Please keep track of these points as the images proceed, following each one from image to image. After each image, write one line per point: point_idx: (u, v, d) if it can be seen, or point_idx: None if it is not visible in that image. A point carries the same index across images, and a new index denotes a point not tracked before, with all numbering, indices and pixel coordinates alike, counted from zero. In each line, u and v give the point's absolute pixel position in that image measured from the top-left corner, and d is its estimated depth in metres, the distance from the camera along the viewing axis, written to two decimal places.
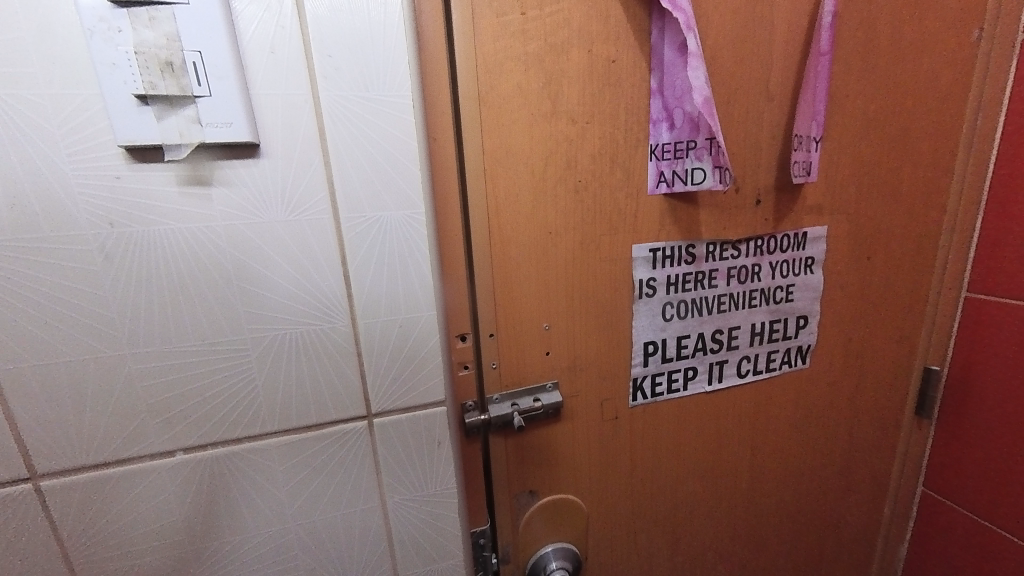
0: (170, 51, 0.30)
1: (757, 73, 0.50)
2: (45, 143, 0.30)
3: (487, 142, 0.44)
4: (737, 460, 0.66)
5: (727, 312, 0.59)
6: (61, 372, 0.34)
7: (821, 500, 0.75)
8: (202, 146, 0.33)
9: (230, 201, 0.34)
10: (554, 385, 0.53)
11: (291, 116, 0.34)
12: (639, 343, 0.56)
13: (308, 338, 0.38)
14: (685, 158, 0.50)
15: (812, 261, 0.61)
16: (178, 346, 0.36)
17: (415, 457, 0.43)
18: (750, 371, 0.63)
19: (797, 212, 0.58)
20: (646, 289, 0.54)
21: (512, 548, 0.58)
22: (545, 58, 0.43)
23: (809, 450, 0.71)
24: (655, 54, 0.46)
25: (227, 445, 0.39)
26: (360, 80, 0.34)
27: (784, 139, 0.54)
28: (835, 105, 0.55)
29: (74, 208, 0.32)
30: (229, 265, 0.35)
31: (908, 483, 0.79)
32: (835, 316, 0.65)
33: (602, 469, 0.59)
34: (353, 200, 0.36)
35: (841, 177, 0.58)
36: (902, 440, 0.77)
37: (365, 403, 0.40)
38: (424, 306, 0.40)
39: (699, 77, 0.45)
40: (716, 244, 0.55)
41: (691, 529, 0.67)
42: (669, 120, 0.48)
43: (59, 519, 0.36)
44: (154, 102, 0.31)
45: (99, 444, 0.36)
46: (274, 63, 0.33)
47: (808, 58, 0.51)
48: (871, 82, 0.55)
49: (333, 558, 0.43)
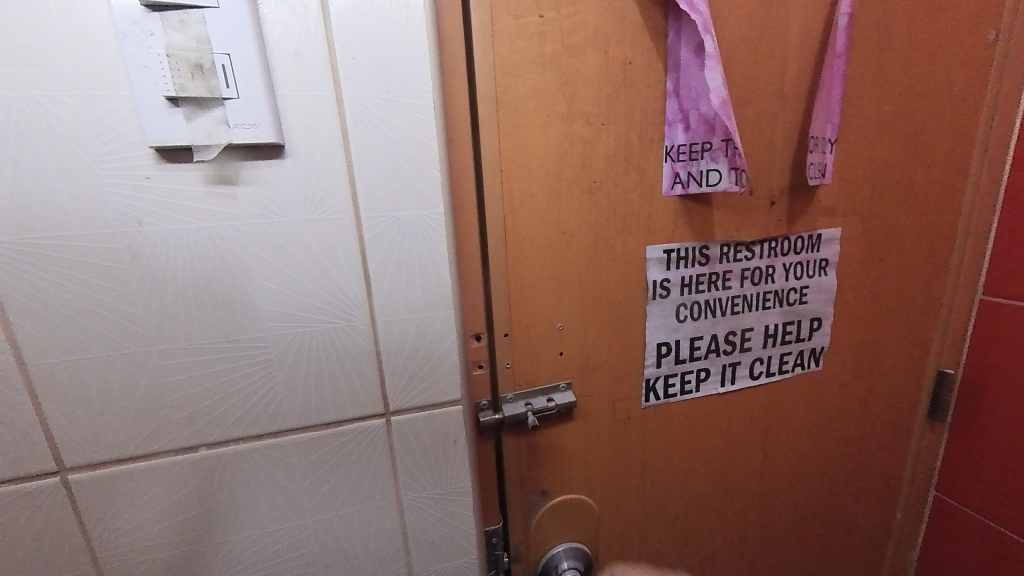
0: (199, 54, 0.31)
1: (772, 75, 0.50)
2: (77, 143, 0.31)
3: (504, 143, 0.44)
4: (748, 461, 0.66)
5: (740, 314, 0.59)
6: (88, 367, 0.35)
7: (831, 503, 0.75)
8: (228, 147, 0.33)
9: (254, 200, 0.35)
10: (567, 385, 0.54)
11: (314, 117, 0.34)
12: (652, 344, 0.56)
13: (328, 335, 0.38)
14: (700, 159, 0.50)
15: (826, 262, 0.60)
16: (201, 342, 0.36)
17: (431, 455, 0.43)
18: (762, 373, 0.63)
19: (811, 214, 0.58)
20: (660, 290, 0.54)
21: (523, 546, 0.58)
22: (561, 60, 0.44)
23: (820, 453, 0.70)
24: (671, 55, 0.46)
25: (247, 441, 0.39)
26: (383, 81, 0.35)
27: (798, 140, 0.54)
28: (850, 106, 0.55)
29: (104, 207, 0.32)
30: (252, 263, 0.36)
31: (920, 488, 0.79)
32: (848, 318, 0.65)
33: (613, 469, 0.59)
34: (374, 200, 0.37)
35: (855, 178, 0.58)
36: (913, 444, 0.77)
37: (382, 400, 0.41)
38: (441, 305, 0.40)
39: (715, 79, 0.46)
40: (730, 246, 0.55)
41: (701, 531, 0.67)
42: (685, 121, 0.49)
43: (84, 512, 0.37)
44: (184, 104, 0.31)
45: (124, 440, 0.36)
46: (298, 65, 0.33)
47: (822, 59, 0.51)
48: (886, 83, 0.55)
49: (350, 555, 0.44)
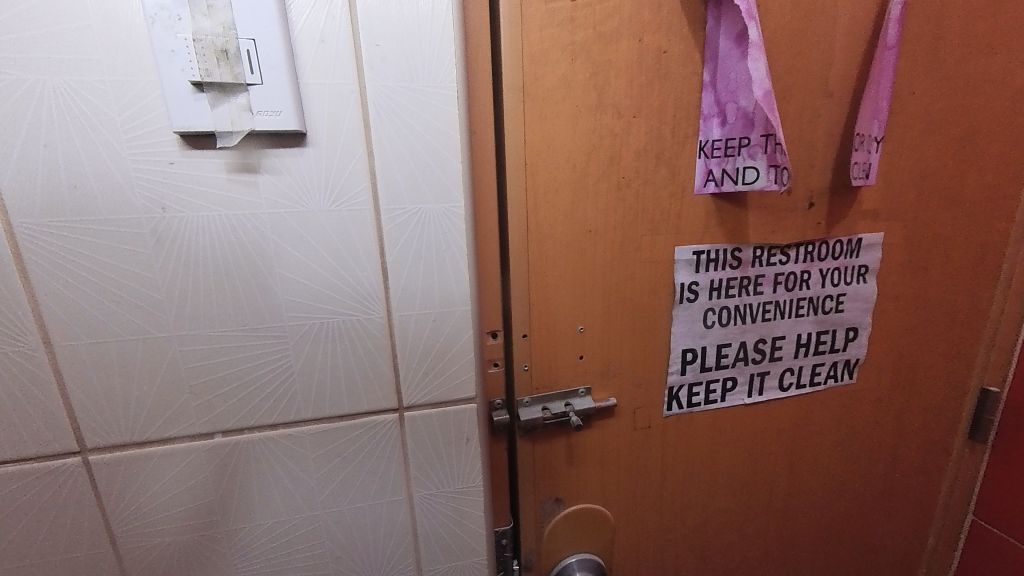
0: (226, 40, 0.30)
1: (816, 68, 0.47)
2: (105, 127, 0.31)
3: (530, 135, 0.43)
4: (774, 475, 0.63)
5: (771, 321, 0.56)
6: (110, 350, 0.35)
7: (859, 522, 0.71)
8: (251, 134, 0.33)
9: (277, 189, 0.34)
10: (586, 390, 0.52)
11: (337, 105, 0.34)
12: (677, 351, 0.54)
13: (344, 328, 0.38)
14: (736, 156, 0.48)
15: (866, 270, 0.57)
16: (221, 330, 0.36)
17: (443, 453, 0.42)
18: (792, 384, 0.60)
19: (852, 218, 0.54)
20: (688, 294, 0.52)
21: (535, 555, 0.57)
22: (592, 48, 0.42)
23: (849, 470, 0.67)
24: (709, 45, 0.44)
25: (262, 430, 0.39)
26: (408, 69, 0.34)
27: (841, 139, 0.50)
28: (899, 103, 0.51)
29: (131, 193, 0.33)
30: (271, 252, 0.36)
31: (957, 512, 0.74)
32: (886, 330, 0.61)
33: (631, 476, 0.57)
34: (395, 191, 0.36)
35: (901, 180, 0.54)
36: (950, 465, 0.72)
37: (396, 395, 0.40)
38: (458, 301, 0.39)
39: (759, 68, 0.43)
40: (764, 249, 0.53)
41: (718, 546, 0.65)
42: (721, 115, 0.46)
43: (103, 493, 0.38)
44: (209, 90, 0.31)
45: (144, 422, 0.37)
46: (322, 52, 0.33)
47: (871, 52, 0.48)
48: (940, 79, 0.51)
49: (359, 550, 0.43)
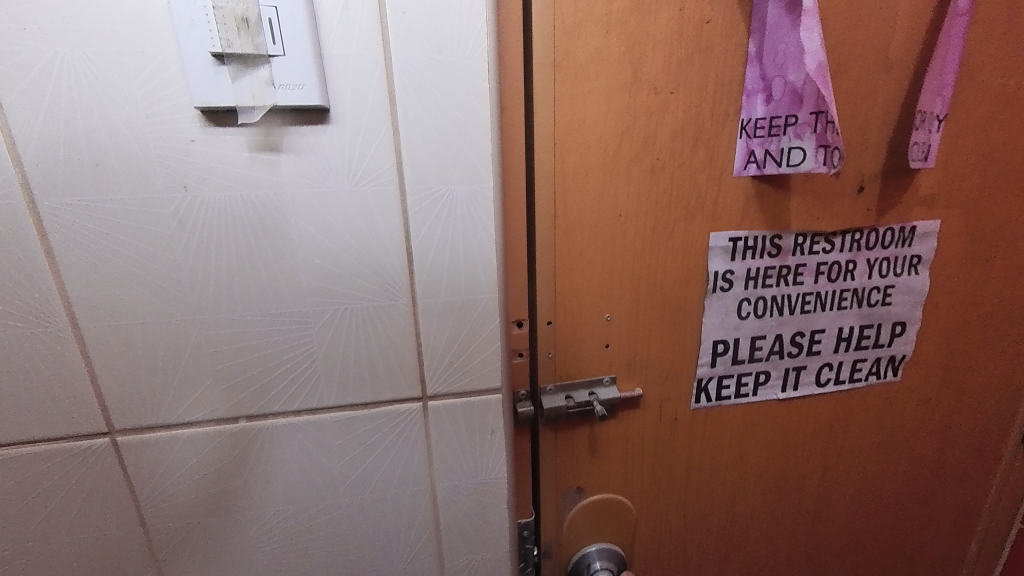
0: (246, 8, 0.29)
1: (875, 37, 0.43)
2: (126, 103, 0.30)
3: (560, 113, 0.40)
4: (807, 474, 0.61)
5: (811, 314, 0.53)
6: (135, 333, 0.35)
7: (894, 526, 0.68)
8: (273, 110, 0.32)
9: (299, 168, 0.33)
10: (611, 379, 0.50)
11: (361, 78, 0.32)
12: (709, 343, 0.51)
13: (367, 313, 0.37)
14: (782, 135, 0.44)
15: (917, 260, 0.53)
16: (244, 314, 0.36)
17: (467, 444, 0.41)
18: (830, 380, 0.57)
19: (905, 204, 0.50)
20: (722, 282, 0.49)
21: (555, 543, 0.56)
22: (629, 18, 0.39)
23: (887, 471, 0.64)
24: (757, 14, 0.41)
25: (285, 416, 0.38)
26: (435, 40, 0.32)
27: (899, 118, 0.46)
28: (965, 78, 0.47)
29: (152, 171, 0.32)
30: (292, 234, 0.34)
31: (1001, 519, 0.70)
32: (936, 325, 0.57)
33: (657, 471, 0.55)
34: (421, 171, 0.34)
35: (963, 163, 0.50)
36: (1000, 470, 0.68)
37: (420, 384, 0.39)
38: (485, 288, 0.38)
39: (812, 39, 0.40)
40: (806, 236, 0.49)
41: (744, 544, 0.63)
42: (766, 91, 0.43)
43: (131, 473, 0.38)
44: (230, 62, 0.30)
45: (170, 406, 0.37)
46: (345, 19, 0.31)
47: (938, 20, 0.43)
48: (1015, 50, 0.47)
49: (381, 538, 0.43)
